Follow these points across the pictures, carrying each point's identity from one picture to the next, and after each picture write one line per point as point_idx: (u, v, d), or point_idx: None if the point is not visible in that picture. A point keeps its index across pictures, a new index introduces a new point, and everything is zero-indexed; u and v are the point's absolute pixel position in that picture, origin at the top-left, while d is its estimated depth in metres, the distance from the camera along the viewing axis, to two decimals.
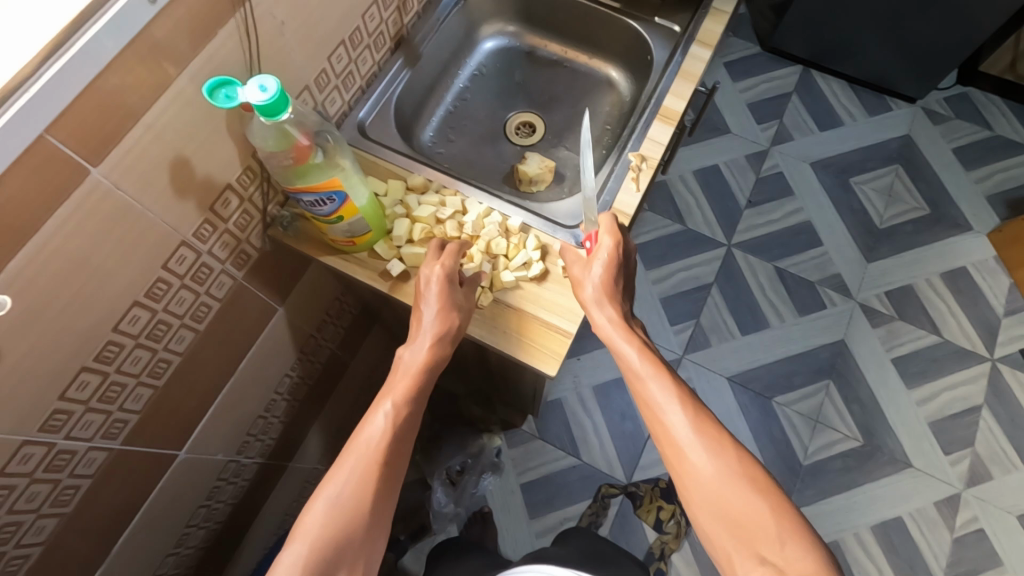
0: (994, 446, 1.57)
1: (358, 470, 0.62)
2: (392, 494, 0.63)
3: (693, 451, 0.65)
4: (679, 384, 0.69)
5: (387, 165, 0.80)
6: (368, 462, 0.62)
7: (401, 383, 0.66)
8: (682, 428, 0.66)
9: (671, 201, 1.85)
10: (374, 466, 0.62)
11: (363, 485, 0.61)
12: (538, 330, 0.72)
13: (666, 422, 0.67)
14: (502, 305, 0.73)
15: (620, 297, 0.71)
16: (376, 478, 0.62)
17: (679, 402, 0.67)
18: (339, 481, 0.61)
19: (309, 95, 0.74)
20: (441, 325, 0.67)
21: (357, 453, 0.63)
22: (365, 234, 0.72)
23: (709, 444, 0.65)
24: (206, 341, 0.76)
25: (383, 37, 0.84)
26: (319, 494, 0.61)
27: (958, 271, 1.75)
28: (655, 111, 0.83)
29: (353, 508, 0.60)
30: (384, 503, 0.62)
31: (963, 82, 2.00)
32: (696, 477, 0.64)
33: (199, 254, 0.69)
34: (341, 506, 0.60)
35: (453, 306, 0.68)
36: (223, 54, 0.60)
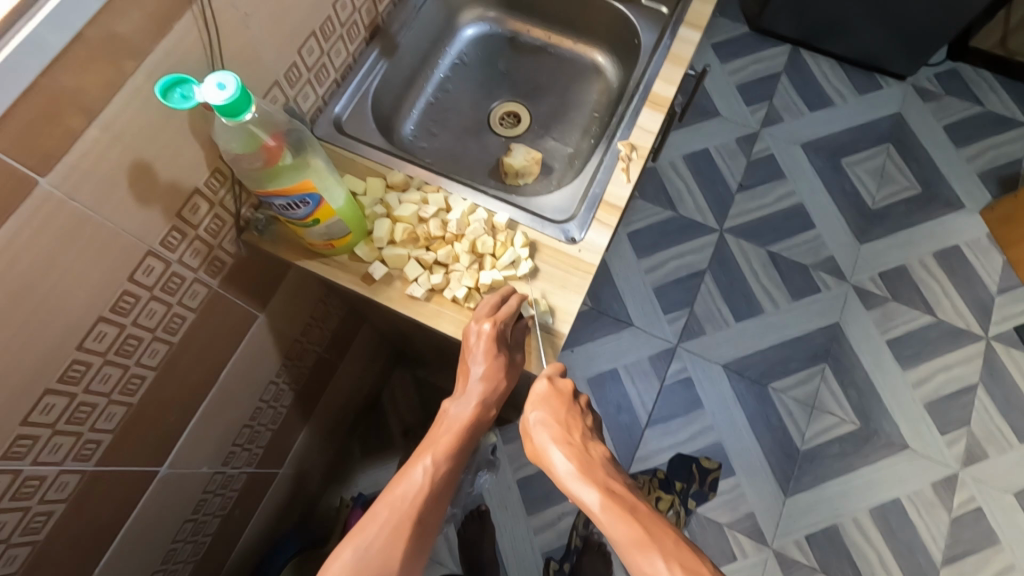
0: (990, 425, 1.57)
1: (391, 524, 0.58)
2: (421, 550, 0.60)
3: None
4: (650, 518, 0.57)
5: (365, 162, 0.76)
6: (399, 517, 0.59)
7: (444, 438, 0.64)
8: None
9: (662, 188, 1.82)
10: (406, 524, 0.59)
11: (393, 539, 0.57)
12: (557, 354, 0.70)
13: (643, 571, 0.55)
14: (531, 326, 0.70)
15: (571, 431, 0.65)
16: (406, 536, 0.58)
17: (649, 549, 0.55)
18: (369, 537, 0.57)
19: (279, 91, 0.70)
20: (485, 390, 0.66)
21: (390, 506, 0.60)
22: (344, 236, 0.69)
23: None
24: (181, 353, 0.72)
25: (358, 27, 0.80)
26: (347, 541, 0.58)
27: (951, 251, 1.74)
28: (644, 98, 0.79)
29: (379, 567, 0.56)
30: (412, 561, 0.58)
31: (953, 58, 1.97)
32: None
33: (169, 264, 0.65)
34: (370, 561, 0.56)
35: (502, 368, 0.66)
36: (182, 49, 0.56)
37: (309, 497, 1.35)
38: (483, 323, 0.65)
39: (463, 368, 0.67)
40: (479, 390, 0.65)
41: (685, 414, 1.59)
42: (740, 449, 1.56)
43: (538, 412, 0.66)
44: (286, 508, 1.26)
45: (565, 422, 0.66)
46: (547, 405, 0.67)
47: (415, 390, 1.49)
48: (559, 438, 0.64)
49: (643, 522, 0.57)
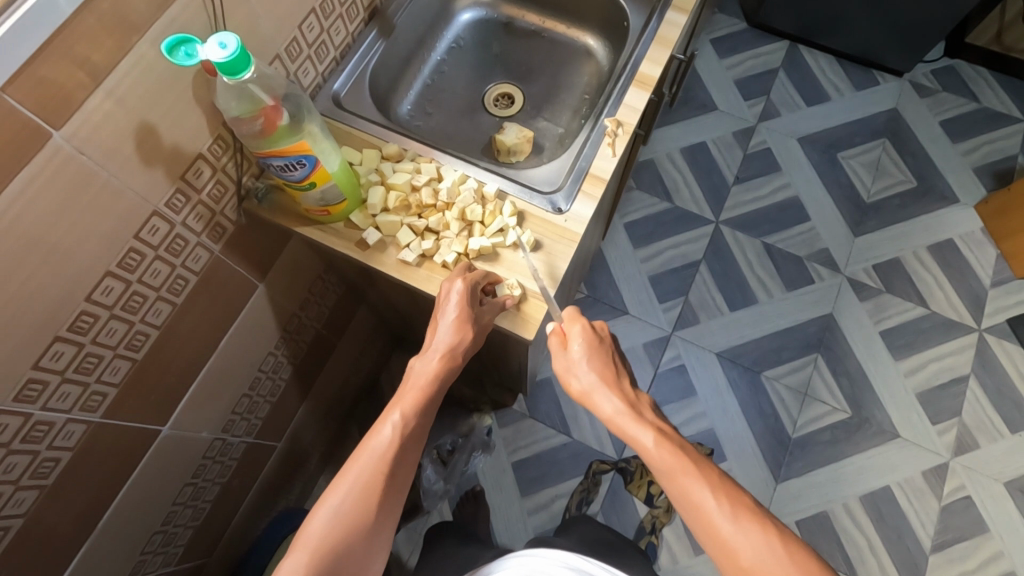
0: (980, 415, 1.58)
1: (361, 481, 0.61)
2: (396, 501, 0.62)
3: (727, 526, 0.61)
4: (702, 462, 0.66)
5: (362, 134, 0.79)
6: (372, 472, 0.61)
7: (411, 393, 0.66)
8: (711, 506, 0.62)
9: (659, 179, 1.85)
10: (375, 479, 0.61)
11: (368, 494, 0.60)
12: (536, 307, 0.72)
13: (694, 501, 0.64)
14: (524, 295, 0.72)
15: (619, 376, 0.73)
16: (377, 491, 0.61)
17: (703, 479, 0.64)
18: (343, 491, 0.60)
19: (280, 64, 0.73)
20: (453, 341, 0.67)
21: (365, 461, 0.62)
22: (340, 203, 0.72)
23: (734, 518, 0.62)
24: (183, 314, 0.76)
25: (357, 8, 0.83)
26: (323, 498, 0.60)
27: (944, 244, 1.76)
28: (631, 77, 0.82)
29: (354, 520, 0.59)
30: (385, 512, 0.61)
31: (950, 55, 1.99)
32: (738, 558, 0.61)
33: (173, 226, 0.68)
34: (342, 518, 0.59)
35: (472, 319, 0.68)
36: (186, 18, 0.59)
37: (307, 473, 1.38)
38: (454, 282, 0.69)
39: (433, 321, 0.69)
40: (449, 340, 0.67)
41: (678, 400, 1.61)
42: (732, 435, 1.58)
43: (582, 352, 0.73)
44: (284, 481, 1.30)
45: (604, 367, 0.73)
46: (587, 349, 0.73)
47: None
48: (608, 381, 0.72)
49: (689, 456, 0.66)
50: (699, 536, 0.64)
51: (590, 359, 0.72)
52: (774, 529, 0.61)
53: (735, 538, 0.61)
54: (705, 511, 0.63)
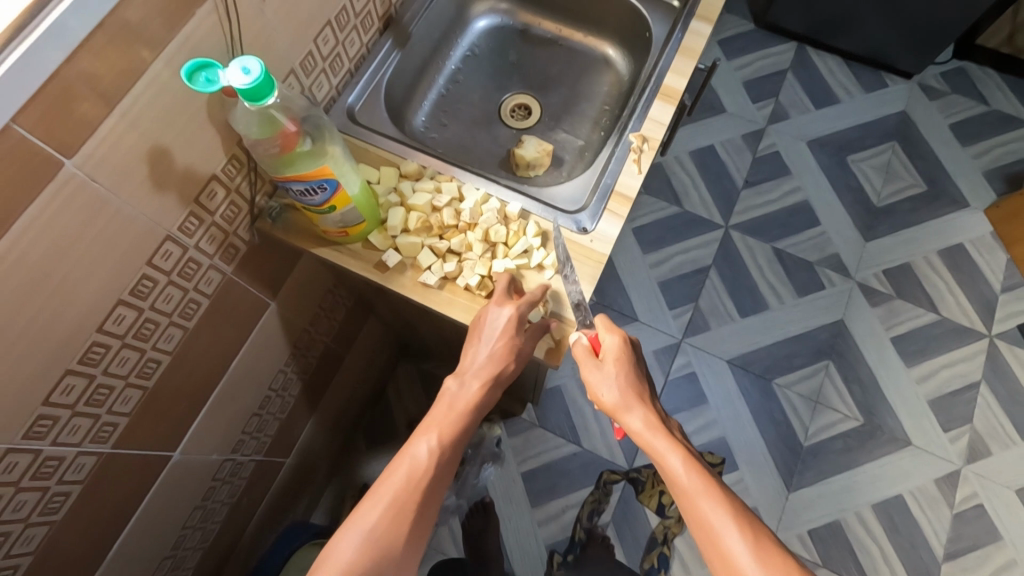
0: (992, 422, 1.57)
1: (392, 507, 0.56)
2: (423, 530, 0.58)
3: None
4: (737, 501, 0.60)
5: (378, 151, 0.76)
6: (402, 498, 0.57)
7: (444, 414, 0.62)
8: (744, 559, 0.56)
9: (668, 183, 1.83)
10: (407, 505, 0.57)
11: (394, 526, 0.56)
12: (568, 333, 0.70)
13: (726, 549, 0.57)
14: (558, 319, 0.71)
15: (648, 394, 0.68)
16: (408, 516, 0.56)
17: (741, 525, 0.57)
18: (372, 518, 0.56)
19: (294, 79, 0.70)
20: (490, 361, 0.64)
21: (397, 485, 0.58)
22: (359, 224, 0.69)
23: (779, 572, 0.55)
24: (195, 338, 0.73)
25: (371, 18, 0.80)
26: (347, 524, 0.56)
27: (955, 248, 1.75)
28: (655, 90, 0.80)
29: (383, 551, 0.54)
30: (414, 544, 0.57)
31: (960, 56, 1.97)
32: None
33: (186, 249, 0.65)
34: (372, 547, 0.54)
35: (516, 350, 0.65)
36: (201, 35, 0.56)
37: (314, 487, 1.36)
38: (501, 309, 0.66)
39: (469, 341, 0.66)
40: (485, 360, 0.64)
41: (689, 408, 1.59)
42: (744, 443, 1.56)
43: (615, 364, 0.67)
44: (293, 497, 1.28)
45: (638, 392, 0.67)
46: (617, 362, 0.67)
47: (420, 381, 1.50)
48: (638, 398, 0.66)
49: (737, 509, 0.59)
50: None
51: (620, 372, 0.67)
52: None
53: None
54: (733, 559, 0.56)
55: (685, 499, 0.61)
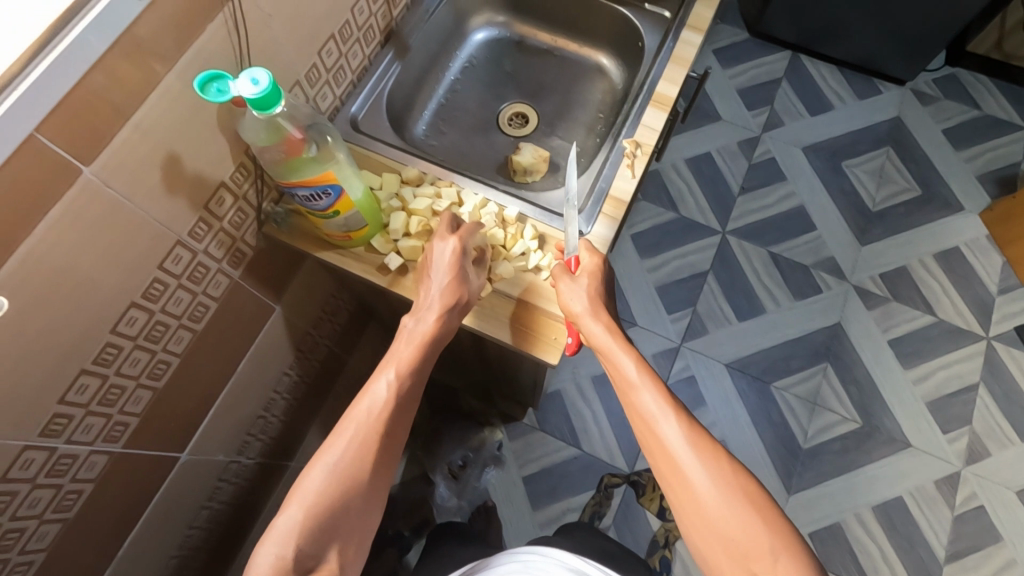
0: (990, 422, 1.58)
1: (358, 437, 0.62)
2: (391, 455, 0.64)
3: (688, 461, 0.65)
4: (670, 393, 0.70)
5: (380, 158, 0.79)
6: (368, 429, 0.62)
7: (404, 348, 0.66)
8: (675, 440, 0.67)
9: (665, 190, 1.85)
10: (373, 435, 0.62)
11: (362, 454, 0.61)
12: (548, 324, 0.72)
13: (660, 433, 0.68)
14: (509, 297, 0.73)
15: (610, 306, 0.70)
16: (374, 445, 0.62)
17: (672, 415, 0.68)
18: (341, 448, 0.61)
19: (300, 90, 0.73)
20: (446, 300, 0.66)
21: (362, 416, 0.63)
22: (362, 228, 0.71)
23: (703, 455, 0.66)
24: (203, 340, 0.75)
25: (373, 31, 0.83)
26: (318, 456, 0.62)
27: (950, 251, 1.77)
28: (648, 97, 0.83)
29: (351, 477, 0.60)
30: (381, 470, 0.63)
31: (951, 62, 2.00)
32: (695, 491, 0.65)
33: (195, 253, 0.68)
34: (341, 473, 0.60)
35: (464, 281, 0.68)
36: (210, 49, 0.59)
37: None
38: (446, 241, 0.68)
39: (426, 276, 0.68)
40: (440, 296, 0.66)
41: None
42: (743, 446, 1.58)
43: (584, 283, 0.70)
44: None
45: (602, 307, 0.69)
46: (590, 277, 0.70)
47: None
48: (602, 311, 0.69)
49: (670, 404, 0.69)
50: (657, 463, 0.69)
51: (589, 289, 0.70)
52: (732, 467, 0.65)
53: (694, 469, 0.65)
54: (665, 439, 0.67)
55: (628, 391, 0.70)
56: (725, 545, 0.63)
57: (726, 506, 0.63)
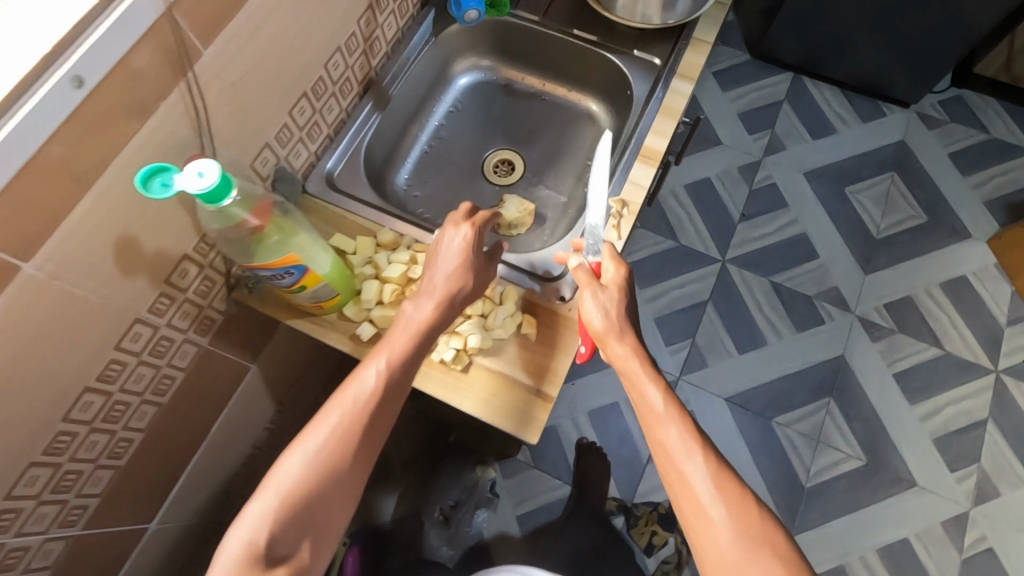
0: (1000, 461, 1.53)
1: (343, 425, 0.57)
2: (374, 448, 0.59)
3: (713, 508, 0.57)
4: (699, 429, 0.62)
5: (355, 218, 0.76)
6: (353, 419, 0.57)
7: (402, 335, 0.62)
8: (701, 482, 0.58)
9: (664, 217, 1.81)
10: (357, 424, 0.57)
11: (344, 444, 0.56)
12: (529, 397, 0.68)
13: (683, 471, 0.59)
14: (493, 372, 0.69)
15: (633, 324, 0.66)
16: (358, 435, 0.57)
17: (699, 452, 0.59)
18: (322, 433, 0.57)
19: (270, 152, 0.70)
20: (451, 284, 0.64)
21: (347, 405, 0.58)
22: (332, 298, 0.68)
23: (733, 507, 0.57)
24: (170, 411, 0.72)
25: (350, 83, 0.80)
26: (297, 441, 0.57)
27: (958, 280, 1.72)
28: (636, 151, 0.79)
29: (331, 465, 0.55)
30: (362, 463, 0.57)
31: (957, 84, 1.96)
32: (717, 544, 0.56)
33: (157, 328, 0.65)
34: (319, 464, 0.55)
35: (471, 267, 0.65)
36: (168, 125, 0.55)
37: None
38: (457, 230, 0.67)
39: (431, 259, 0.66)
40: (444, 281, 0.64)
41: None
42: None
43: (609, 296, 0.66)
44: None
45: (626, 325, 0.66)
46: (616, 290, 0.67)
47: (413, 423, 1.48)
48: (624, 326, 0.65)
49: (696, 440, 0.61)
50: (675, 504, 0.60)
51: (613, 301, 0.66)
52: (764, 523, 0.57)
53: (716, 517, 0.57)
54: (688, 481, 0.59)
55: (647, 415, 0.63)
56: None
57: (748, 560, 0.55)
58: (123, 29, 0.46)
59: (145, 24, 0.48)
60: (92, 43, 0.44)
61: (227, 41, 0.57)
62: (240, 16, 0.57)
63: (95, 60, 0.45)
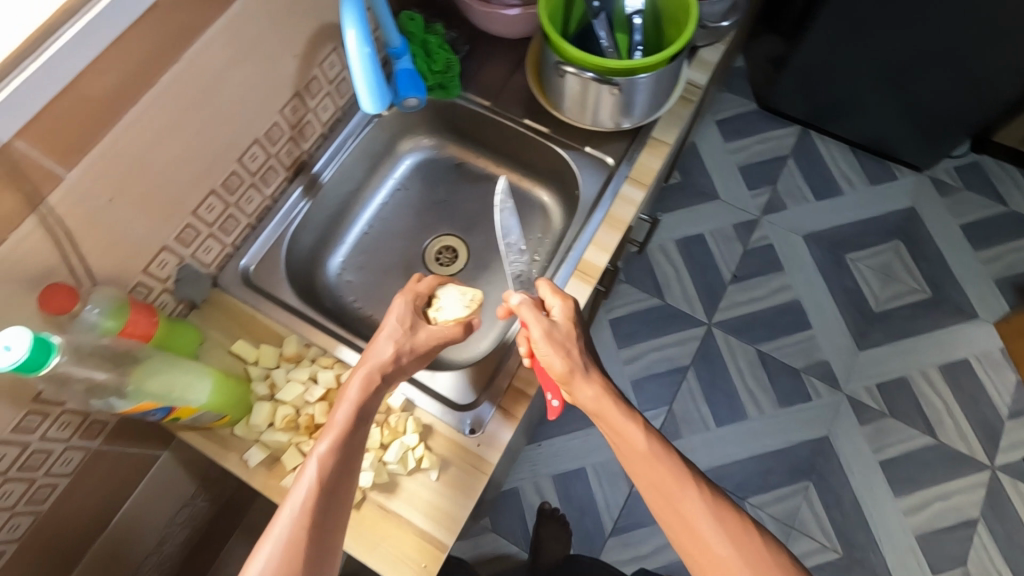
0: (987, 566, 1.44)
1: (303, 510, 0.51)
2: (339, 526, 0.53)
3: (717, 541, 0.54)
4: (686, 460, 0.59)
5: (265, 320, 0.71)
6: (314, 505, 0.52)
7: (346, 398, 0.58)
8: (702, 516, 0.56)
9: (650, 273, 1.74)
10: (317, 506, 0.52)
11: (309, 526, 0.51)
12: (420, 546, 0.62)
13: (682, 509, 0.56)
14: (385, 513, 0.63)
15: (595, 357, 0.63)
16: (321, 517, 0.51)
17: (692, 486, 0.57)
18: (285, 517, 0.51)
19: (169, 254, 0.66)
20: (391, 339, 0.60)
21: (304, 489, 0.52)
22: (219, 419, 0.63)
23: (734, 534, 0.55)
24: (54, 516, 0.69)
25: (274, 170, 0.76)
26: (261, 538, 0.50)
27: (958, 364, 1.61)
28: (574, 265, 0.73)
29: (303, 548, 0.50)
30: (333, 538, 0.52)
31: (977, 149, 1.84)
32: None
33: (27, 444, 0.61)
34: (287, 555, 0.49)
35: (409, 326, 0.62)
36: (22, 255, 0.50)
37: None
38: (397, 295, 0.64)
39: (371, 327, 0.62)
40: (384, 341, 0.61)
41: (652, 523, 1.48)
42: None
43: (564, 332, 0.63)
44: None
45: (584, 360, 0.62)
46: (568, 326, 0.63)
47: None
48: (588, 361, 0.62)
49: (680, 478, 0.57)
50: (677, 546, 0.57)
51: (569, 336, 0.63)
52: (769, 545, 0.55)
53: (722, 549, 0.54)
54: (690, 519, 0.56)
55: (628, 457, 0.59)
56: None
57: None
58: None
59: None
60: None
61: (97, 160, 0.53)
62: (113, 133, 0.53)
63: None
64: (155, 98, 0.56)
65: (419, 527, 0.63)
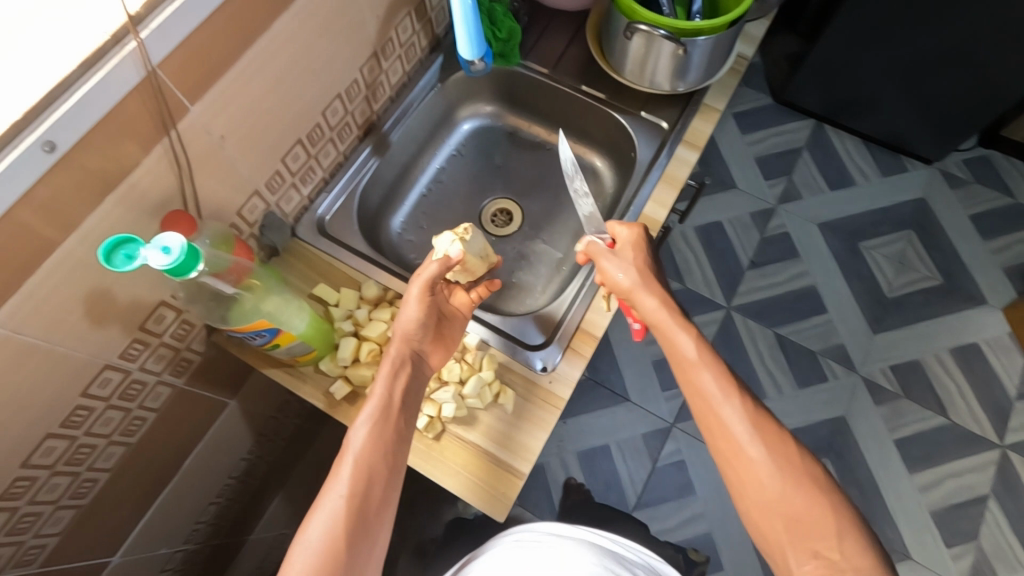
0: (1000, 541, 1.47)
1: (352, 480, 0.55)
2: (388, 494, 0.56)
3: (750, 443, 0.58)
4: (733, 374, 0.63)
5: (343, 267, 0.75)
6: (361, 474, 0.55)
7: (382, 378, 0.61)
8: (737, 421, 0.59)
9: (671, 258, 1.77)
10: (365, 476, 0.55)
11: (360, 494, 0.54)
12: (497, 473, 0.66)
13: (721, 413, 0.60)
14: (464, 443, 0.67)
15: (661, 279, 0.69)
16: (370, 486, 0.55)
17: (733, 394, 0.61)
18: (336, 488, 0.54)
19: (259, 199, 0.69)
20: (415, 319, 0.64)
21: (347, 466, 0.56)
22: (308, 353, 0.67)
23: (768, 439, 0.58)
24: (139, 451, 0.72)
25: (349, 128, 0.80)
26: (312, 511, 0.54)
27: (970, 348, 1.66)
28: (634, 219, 0.77)
29: (355, 513, 0.53)
30: (381, 503, 0.55)
31: (985, 144, 1.91)
32: (757, 476, 0.57)
33: (129, 372, 0.64)
34: (341, 521, 0.52)
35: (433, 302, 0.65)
36: (149, 179, 0.54)
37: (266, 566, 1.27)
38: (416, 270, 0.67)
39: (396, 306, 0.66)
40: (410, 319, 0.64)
41: (676, 498, 1.40)
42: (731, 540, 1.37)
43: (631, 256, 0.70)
44: None
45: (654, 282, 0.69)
46: (632, 253, 0.70)
47: None
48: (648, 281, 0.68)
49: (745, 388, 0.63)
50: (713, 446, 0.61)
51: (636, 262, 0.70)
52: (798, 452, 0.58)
53: (752, 450, 0.58)
54: (727, 421, 0.60)
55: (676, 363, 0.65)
56: (789, 537, 0.54)
57: (795, 492, 0.55)
58: (100, 93, 0.45)
59: (125, 86, 0.47)
60: (65, 110, 0.44)
61: (216, 96, 0.57)
62: (230, 72, 0.57)
63: (69, 125, 0.44)
64: (267, 43, 0.59)
65: (497, 455, 0.66)
